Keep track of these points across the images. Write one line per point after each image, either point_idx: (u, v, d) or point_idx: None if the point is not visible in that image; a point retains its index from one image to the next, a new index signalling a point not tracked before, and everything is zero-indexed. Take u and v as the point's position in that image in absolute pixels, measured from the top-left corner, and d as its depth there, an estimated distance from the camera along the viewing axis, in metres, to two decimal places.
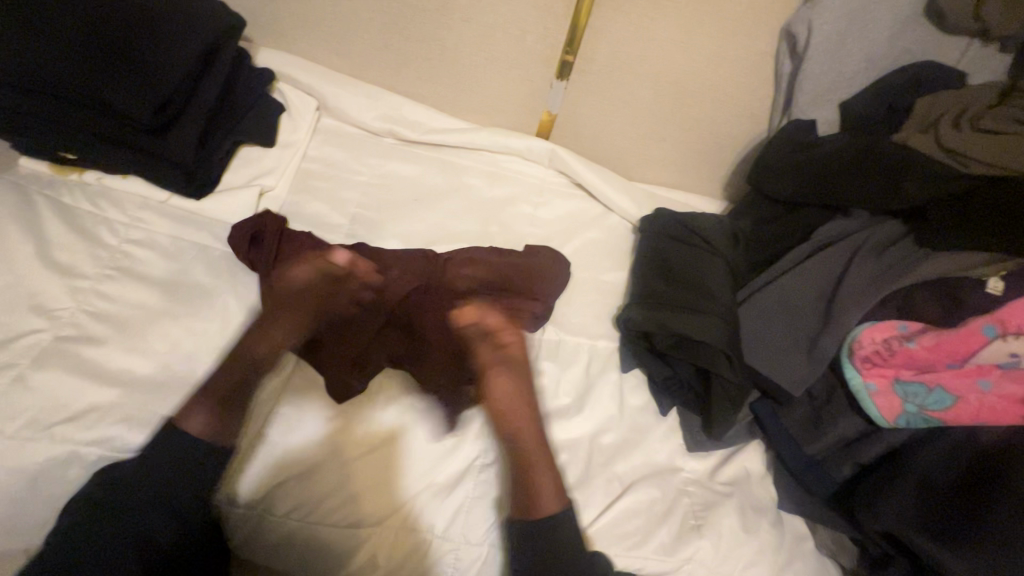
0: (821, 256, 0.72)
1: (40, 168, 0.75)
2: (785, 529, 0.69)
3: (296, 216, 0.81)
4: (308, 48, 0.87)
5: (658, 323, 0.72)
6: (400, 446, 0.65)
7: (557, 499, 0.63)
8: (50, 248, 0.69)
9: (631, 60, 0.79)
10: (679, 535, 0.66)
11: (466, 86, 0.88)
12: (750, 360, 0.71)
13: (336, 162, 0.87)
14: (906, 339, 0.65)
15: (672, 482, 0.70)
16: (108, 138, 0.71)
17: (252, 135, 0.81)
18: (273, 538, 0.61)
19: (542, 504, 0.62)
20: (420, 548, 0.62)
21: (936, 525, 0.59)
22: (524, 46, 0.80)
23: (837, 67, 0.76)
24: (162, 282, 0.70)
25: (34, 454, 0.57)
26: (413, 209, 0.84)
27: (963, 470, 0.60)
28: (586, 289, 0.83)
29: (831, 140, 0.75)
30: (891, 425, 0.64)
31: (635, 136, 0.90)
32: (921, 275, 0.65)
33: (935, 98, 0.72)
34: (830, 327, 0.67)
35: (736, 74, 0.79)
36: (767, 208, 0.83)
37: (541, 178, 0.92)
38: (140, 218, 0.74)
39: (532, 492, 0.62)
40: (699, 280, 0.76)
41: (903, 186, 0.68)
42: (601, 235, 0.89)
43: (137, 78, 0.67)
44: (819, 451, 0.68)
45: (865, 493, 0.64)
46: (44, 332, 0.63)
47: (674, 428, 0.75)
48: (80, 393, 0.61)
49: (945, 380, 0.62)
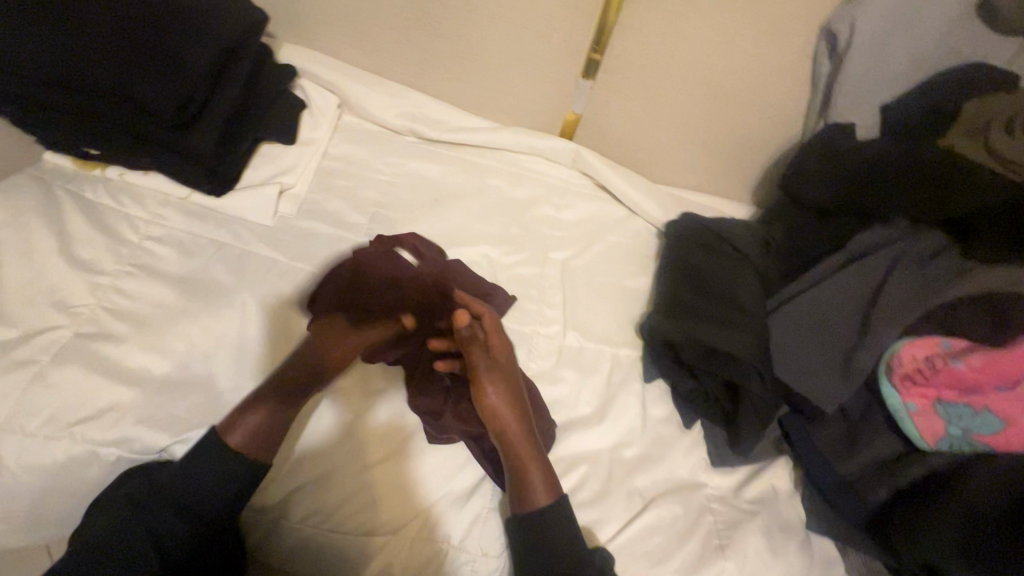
0: (858, 266, 0.68)
1: (65, 163, 0.75)
2: (814, 552, 0.66)
3: (316, 214, 0.80)
4: (331, 45, 0.87)
5: (687, 332, 0.70)
6: (416, 453, 0.64)
7: (550, 490, 0.61)
8: (72, 243, 0.69)
9: (661, 58, 0.76)
10: (703, 555, 0.63)
11: (489, 84, 0.86)
12: (779, 373, 0.68)
13: (356, 161, 0.85)
14: (950, 357, 0.62)
15: (695, 499, 0.67)
16: (131, 134, 0.71)
17: (273, 132, 0.80)
18: (291, 542, 0.61)
19: (532, 497, 0.60)
20: (434, 559, 0.60)
21: (978, 558, 0.56)
22: (551, 44, 0.78)
23: (878, 68, 0.73)
24: (182, 280, 0.70)
25: (53, 451, 0.57)
26: (434, 209, 0.82)
27: (1013, 499, 0.56)
28: (609, 295, 0.81)
29: (870, 145, 0.72)
30: (933, 448, 0.61)
31: (662, 137, 0.87)
32: (966, 288, 0.61)
33: (986, 101, 0.68)
34: (866, 341, 0.64)
35: (769, 75, 0.76)
36: (800, 215, 0.80)
37: (564, 180, 0.90)
38: (161, 215, 0.74)
39: (524, 486, 0.60)
40: (727, 288, 0.73)
41: (950, 196, 0.64)
42: (624, 239, 0.86)
43: (162, 73, 0.66)
44: (853, 471, 0.65)
45: (902, 519, 0.61)
46: (64, 329, 0.63)
47: (699, 442, 0.72)
48: (97, 391, 0.60)
49: (992, 404, 0.59)
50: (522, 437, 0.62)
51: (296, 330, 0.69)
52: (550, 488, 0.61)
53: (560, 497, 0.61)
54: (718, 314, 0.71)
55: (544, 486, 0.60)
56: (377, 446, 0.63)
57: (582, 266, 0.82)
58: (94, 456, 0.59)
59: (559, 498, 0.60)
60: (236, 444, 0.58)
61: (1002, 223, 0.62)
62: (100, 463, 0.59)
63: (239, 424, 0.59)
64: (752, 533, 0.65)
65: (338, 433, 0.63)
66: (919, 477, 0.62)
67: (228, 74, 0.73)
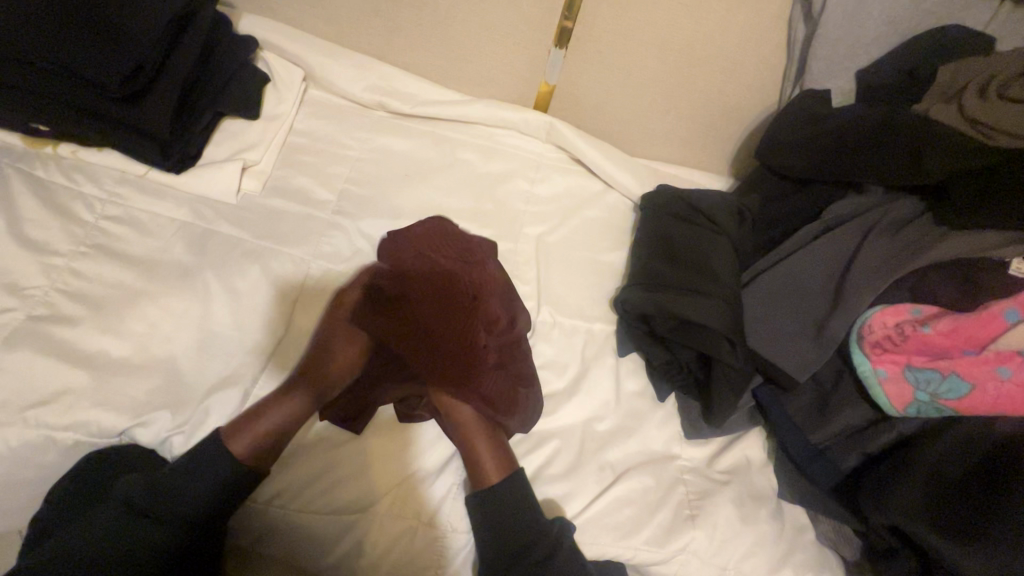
0: (830, 236, 0.68)
1: (11, 140, 0.71)
2: (785, 519, 0.66)
3: (281, 190, 0.77)
4: (295, 15, 0.83)
5: (659, 305, 0.69)
6: (389, 433, 0.63)
7: (501, 467, 0.61)
8: (22, 224, 0.66)
9: (633, 25, 0.74)
10: (674, 526, 0.63)
11: (459, 54, 0.83)
12: (751, 343, 0.68)
13: (323, 136, 0.83)
14: (920, 323, 0.61)
15: (668, 470, 0.67)
16: (79, 109, 0.67)
17: (234, 107, 0.77)
18: (259, 525, 0.60)
19: (486, 477, 0.60)
20: (405, 535, 0.60)
21: (949, 522, 0.56)
22: (520, 11, 0.75)
23: (854, 32, 0.71)
24: (141, 261, 0.67)
25: (7, 436, 0.56)
26: (404, 184, 0.80)
27: (975, 462, 0.57)
28: (583, 269, 0.80)
29: (844, 112, 0.71)
30: (901, 413, 0.61)
31: (638, 108, 0.85)
32: (935, 254, 0.61)
33: (961, 64, 0.66)
34: (838, 310, 0.64)
35: (745, 42, 0.74)
36: (774, 184, 0.79)
37: (538, 154, 0.88)
38: (118, 193, 0.72)
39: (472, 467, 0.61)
40: (701, 260, 0.72)
41: (925, 162, 0.63)
42: (599, 214, 0.85)
43: (109, 44, 0.64)
44: (824, 439, 0.66)
45: (871, 485, 0.61)
46: (15, 312, 0.61)
47: (673, 415, 0.72)
48: (52, 375, 0.58)
49: (960, 367, 0.58)
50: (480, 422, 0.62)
51: (262, 310, 0.67)
52: (504, 470, 0.61)
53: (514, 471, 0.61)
54: (693, 285, 0.70)
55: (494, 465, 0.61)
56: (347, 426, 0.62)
57: (556, 240, 0.81)
58: (51, 441, 0.57)
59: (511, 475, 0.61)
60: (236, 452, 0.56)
61: (969, 187, 0.61)
62: (58, 447, 0.58)
63: (245, 428, 0.56)
64: (724, 503, 0.65)
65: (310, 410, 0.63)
66: (887, 444, 0.63)
67: (179, 45, 0.70)
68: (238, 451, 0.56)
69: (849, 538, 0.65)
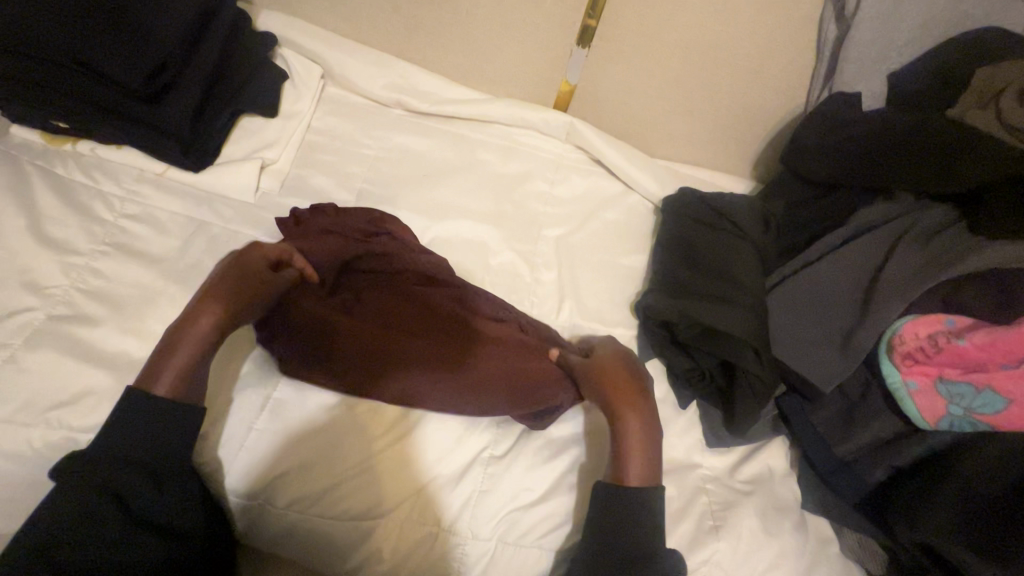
0: (858, 243, 0.67)
1: (31, 137, 0.71)
2: (809, 532, 0.65)
3: (299, 190, 0.76)
4: (314, 12, 0.83)
5: (682, 312, 0.68)
6: (420, 436, 0.63)
7: (646, 475, 0.58)
8: (42, 222, 0.65)
9: (657, 25, 0.73)
10: (696, 537, 0.62)
11: (479, 52, 0.82)
12: (776, 351, 0.66)
13: (341, 135, 0.82)
14: (954, 335, 0.59)
15: (690, 479, 0.66)
16: (99, 106, 0.67)
17: (253, 105, 0.76)
18: (277, 529, 0.59)
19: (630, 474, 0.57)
20: (427, 541, 0.59)
21: (985, 542, 0.54)
22: (543, 10, 0.74)
23: (886, 33, 0.70)
24: (160, 260, 0.67)
25: (29, 437, 0.55)
26: (422, 185, 0.79)
27: (1016, 480, 0.55)
28: (604, 273, 0.79)
29: (875, 115, 0.69)
30: (933, 427, 0.60)
31: (661, 108, 0.83)
32: (972, 265, 0.59)
33: (998, 68, 0.65)
34: (867, 319, 0.62)
35: (773, 42, 0.73)
36: (800, 188, 0.77)
37: (558, 154, 0.87)
38: (137, 191, 0.71)
39: (625, 460, 0.58)
40: (727, 265, 0.71)
41: (955, 167, 0.62)
42: (620, 216, 0.84)
43: (131, 42, 0.63)
44: (851, 451, 0.65)
45: (901, 501, 0.60)
46: (35, 311, 0.61)
47: (695, 423, 0.71)
48: (74, 376, 0.58)
49: (995, 381, 0.57)
50: (630, 418, 0.60)
51: None
52: (648, 474, 0.58)
53: (655, 484, 0.58)
54: (715, 292, 0.69)
55: (640, 472, 0.58)
56: (388, 428, 0.62)
57: (575, 243, 0.80)
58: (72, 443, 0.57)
59: (654, 486, 0.57)
60: (159, 388, 0.53)
61: (1009, 194, 0.60)
62: None
63: (161, 366, 0.54)
64: (747, 515, 0.64)
65: (329, 413, 0.62)
66: (918, 456, 0.62)
67: (200, 43, 0.70)
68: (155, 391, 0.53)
69: (873, 550, 0.64)
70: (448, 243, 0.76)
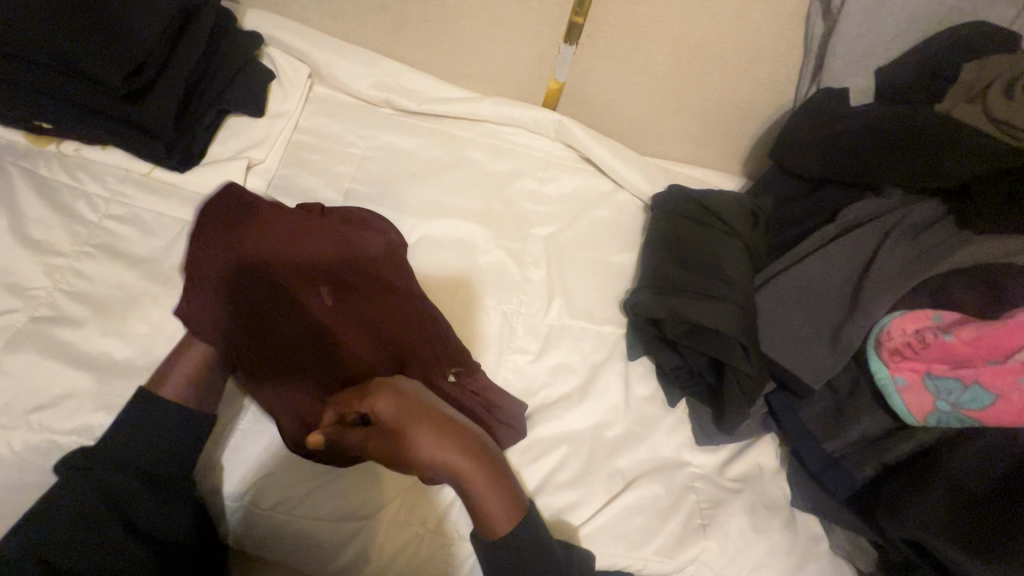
0: (847, 239, 0.66)
1: (14, 137, 0.71)
2: (798, 529, 0.65)
3: (286, 189, 0.76)
4: (301, 11, 0.82)
5: (672, 310, 0.67)
6: None
7: (510, 513, 0.53)
8: (25, 223, 0.65)
9: (644, 22, 0.73)
10: (684, 535, 0.62)
11: (467, 49, 0.81)
12: (764, 347, 0.66)
13: (329, 134, 0.81)
14: (941, 331, 0.59)
15: (678, 478, 0.66)
16: (79, 104, 0.67)
17: (238, 104, 0.76)
18: (262, 531, 0.59)
19: (494, 524, 0.52)
20: (412, 542, 0.59)
21: (971, 537, 0.54)
22: (530, 7, 0.74)
23: (873, 28, 0.70)
24: (144, 261, 0.67)
25: (11, 440, 0.55)
26: (410, 183, 0.79)
27: (1000, 475, 0.55)
28: (593, 271, 0.78)
29: (862, 111, 0.69)
30: (921, 423, 0.59)
31: (649, 106, 0.83)
32: (950, 262, 0.60)
33: (986, 62, 0.64)
34: (855, 316, 0.62)
35: (760, 37, 0.72)
36: (789, 184, 0.77)
37: (547, 153, 0.86)
38: (122, 192, 0.71)
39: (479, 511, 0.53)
40: (716, 263, 0.70)
41: (942, 164, 0.61)
42: (609, 214, 0.83)
43: (113, 40, 0.63)
44: (839, 447, 0.65)
45: (888, 498, 0.60)
46: (18, 313, 0.60)
47: (684, 421, 0.71)
48: (56, 378, 0.58)
49: (982, 377, 0.56)
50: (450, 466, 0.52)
51: None
52: (514, 511, 0.53)
53: (524, 514, 0.53)
54: (706, 289, 0.68)
55: (503, 514, 0.53)
56: None
57: (565, 241, 0.80)
58: (54, 446, 0.56)
59: (522, 516, 0.53)
60: (169, 388, 0.56)
61: (997, 188, 0.59)
62: (62, 452, 0.57)
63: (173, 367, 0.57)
64: (736, 513, 0.64)
65: None
66: (905, 453, 0.61)
67: (184, 42, 0.70)
68: (168, 392, 0.56)
69: (862, 546, 0.65)
70: (436, 242, 0.76)
